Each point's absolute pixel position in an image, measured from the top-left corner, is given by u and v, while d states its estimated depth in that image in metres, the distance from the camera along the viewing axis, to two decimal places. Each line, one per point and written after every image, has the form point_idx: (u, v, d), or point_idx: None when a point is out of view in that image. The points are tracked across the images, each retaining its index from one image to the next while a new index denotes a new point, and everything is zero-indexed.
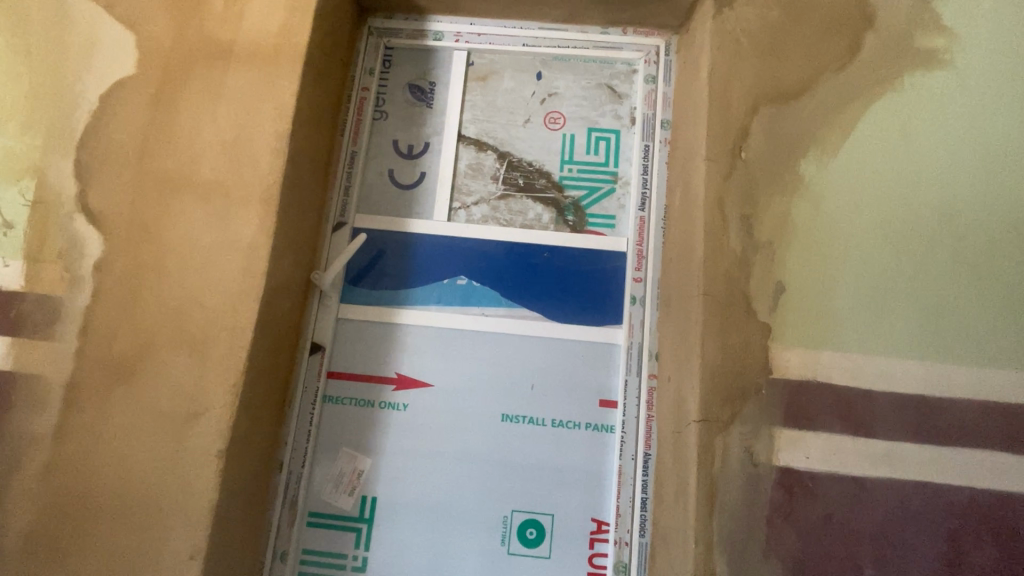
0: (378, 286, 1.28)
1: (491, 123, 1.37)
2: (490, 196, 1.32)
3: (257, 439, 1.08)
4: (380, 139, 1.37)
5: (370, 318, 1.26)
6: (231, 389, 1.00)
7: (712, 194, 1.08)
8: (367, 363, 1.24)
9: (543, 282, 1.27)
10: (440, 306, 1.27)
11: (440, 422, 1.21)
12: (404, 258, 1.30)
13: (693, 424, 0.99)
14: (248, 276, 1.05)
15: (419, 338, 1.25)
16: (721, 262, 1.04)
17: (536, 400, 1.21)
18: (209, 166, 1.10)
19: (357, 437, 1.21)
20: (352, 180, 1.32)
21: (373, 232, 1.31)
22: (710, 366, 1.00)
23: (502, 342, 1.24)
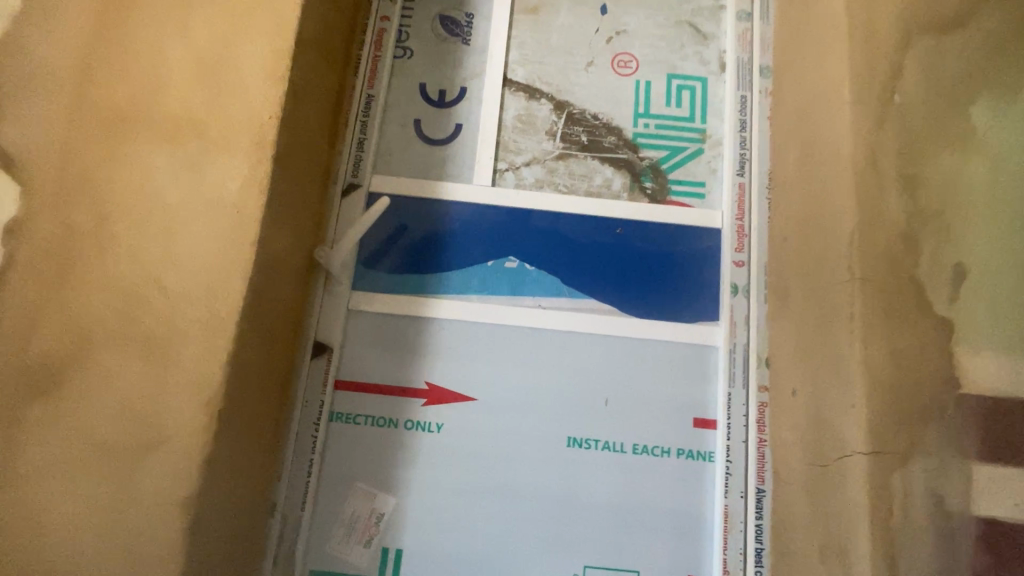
0: (401, 270, 0.99)
1: (543, 66, 1.08)
2: (546, 156, 1.04)
3: (242, 476, 0.77)
4: (404, 81, 1.07)
5: (391, 311, 0.96)
6: (204, 408, 0.69)
7: (865, 146, 0.80)
8: (389, 369, 0.94)
9: (617, 266, 0.99)
10: (483, 295, 0.98)
11: (486, 448, 0.92)
12: (436, 233, 1.00)
13: (855, 457, 0.72)
14: (230, 245, 0.74)
15: (456, 337, 0.96)
16: (884, 236, 0.77)
17: (611, 419, 0.93)
18: (174, 93, 0.78)
19: (375, 468, 0.90)
20: (368, 132, 1.03)
21: (395, 199, 1.01)
22: (878, 377, 0.72)
23: (566, 343, 0.96)
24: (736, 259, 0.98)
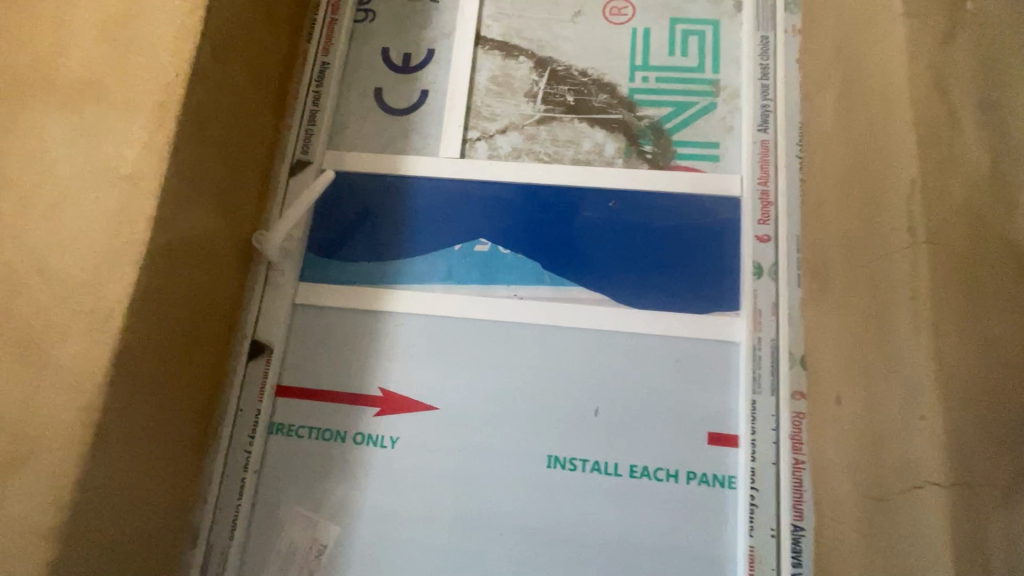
0: (354, 257, 0.85)
1: (523, 19, 0.93)
2: (526, 121, 0.88)
3: (144, 498, 0.66)
4: (364, 47, 0.95)
5: (341, 304, 0.83)
6: (80, 418, 0.58)
7: (931, 66, 0.59)
8: (338, 372, 0.81)
9: (609, 245, 0.81)
10: (448, 285, 0.82)
11: (449, 468, 0.76)
12: (396, 214, 0.86)
13: (929, 489, 0.51)
14: (123, 224, 0.62)
15: (415, 333, 0.81)
16: (958, 185, 0.56)
17: (602, 434, 0.75)
18: (70, 50, 0.67)
19: (318, 490, 0.77)
20: (321, 104, 0.90)
21: (348, 177, 0.88)
22: (958, 379, 0.52)
23: (547, 340, 0.79)
24: (759, 233, 0.79)
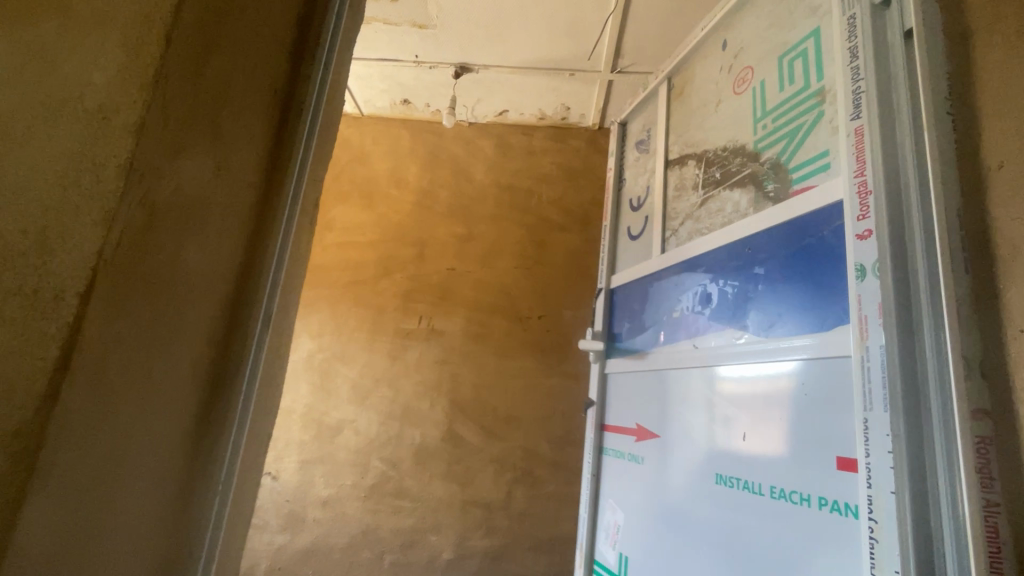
0: (634, 362, 1.83)
1: (688, 137, 1.77)
2: (693, 207, 1.65)
3: (123, 504, 0.58)
4: (621, 203, 2.23)
5: (620, 378, 1.94)
6: (26, 419, 0.45)
7: None
8: (619, 408, 1.91)
9: (732, 270, 1.41)
10: (670, 343, 1.63)
11: (663, 475, 1.54)
12: (653, 304, 1.78)
13: None
14: (84, 172, 0.50)
15: (642, 399, 1.75)
16: None
17: (750, 451, 1.22)
18: None
19: (624, 483, 1.76)
20: (607, 245, 2.20)
21: (640, 290, 1.89)
22: None
23: (713, 388, 1.38)
24: (858, 236, 1.00)
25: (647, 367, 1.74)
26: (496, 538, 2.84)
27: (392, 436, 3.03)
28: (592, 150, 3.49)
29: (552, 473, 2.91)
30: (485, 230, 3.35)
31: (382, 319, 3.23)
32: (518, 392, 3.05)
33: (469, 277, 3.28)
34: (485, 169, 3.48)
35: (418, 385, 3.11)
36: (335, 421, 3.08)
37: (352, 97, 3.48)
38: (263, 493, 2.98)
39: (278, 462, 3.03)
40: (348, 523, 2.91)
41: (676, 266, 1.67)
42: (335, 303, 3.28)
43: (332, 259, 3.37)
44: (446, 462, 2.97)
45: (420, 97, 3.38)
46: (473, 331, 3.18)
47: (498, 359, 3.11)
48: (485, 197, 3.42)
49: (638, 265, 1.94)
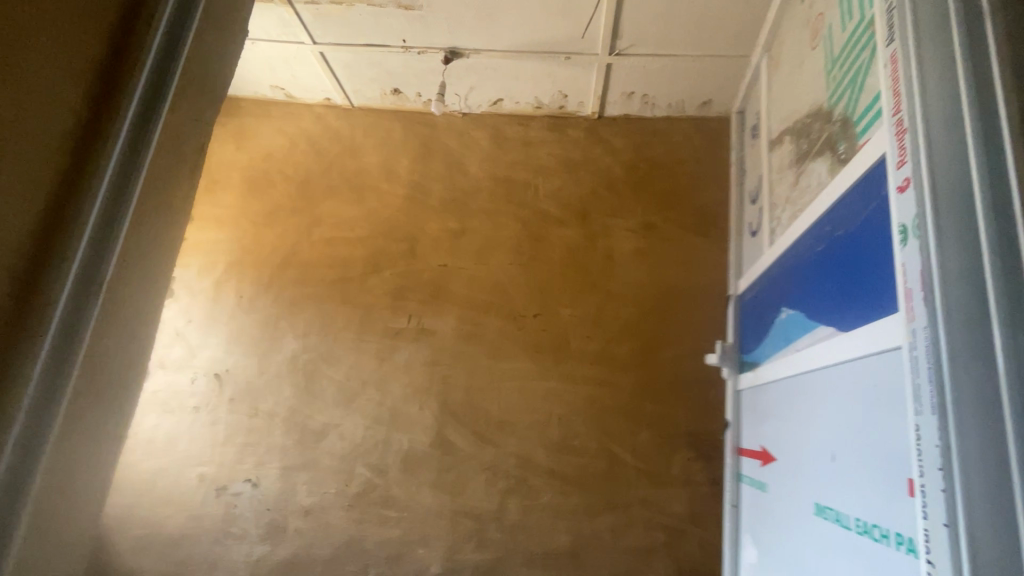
0: (766, 380, 1.88)
1: (789, 111, 1.96)
2: (788, 188, 1.87)
3: None
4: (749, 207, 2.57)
5: (754, 400, 2.01)
6: None
7: None
8: (750, 433, 2.05)
9: (827, 256, 1.48)
10: (780, 353, 1.77)
11: (779, 497, 1.69)
12: (772, 305, 1.91)
13: None
14: None
15: (772, 425, 1.80)
16: None
17: (835, 472, 1.32)
18: None
19: (755, 507, 1.91)
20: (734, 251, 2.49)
21: (766, 295, 1.97)
22: None
23: (809, 404, 1.51)
24: (898, 187, 1.01)
25: (776, 386, 1.79)
26: (488, 551, 2.65)
27: (379, 442, 2.86)
28: (592, 140, 3.29)
29: (549, 483, 2.71)
30: (479, 225, 3.18)
31: (371, 318, 3.08)
32: (513, 396, 2.86)
33: (462, 273, 3.11)
34: (479, 160, 3.32)
35: (407, 387, 2.94)
36: (320, 425, 2.92)
37: (340, 87, 3.36)
38: (244, 501, 2.83)
39: (260, 468, 2.87)
40: (331, 534, 2.74)
41: (792, 267, 1.74)
42: (321, 301, 3.14)
43: (320, 255, 3.23)
44: (435, 470, 2.79)
45: (410, 85, 3.25)
46: (465, 331, 3.00)
47: (492, 360, 2.93)
48: (479, 190, 3.26)
49: (766, 271, 2.00)
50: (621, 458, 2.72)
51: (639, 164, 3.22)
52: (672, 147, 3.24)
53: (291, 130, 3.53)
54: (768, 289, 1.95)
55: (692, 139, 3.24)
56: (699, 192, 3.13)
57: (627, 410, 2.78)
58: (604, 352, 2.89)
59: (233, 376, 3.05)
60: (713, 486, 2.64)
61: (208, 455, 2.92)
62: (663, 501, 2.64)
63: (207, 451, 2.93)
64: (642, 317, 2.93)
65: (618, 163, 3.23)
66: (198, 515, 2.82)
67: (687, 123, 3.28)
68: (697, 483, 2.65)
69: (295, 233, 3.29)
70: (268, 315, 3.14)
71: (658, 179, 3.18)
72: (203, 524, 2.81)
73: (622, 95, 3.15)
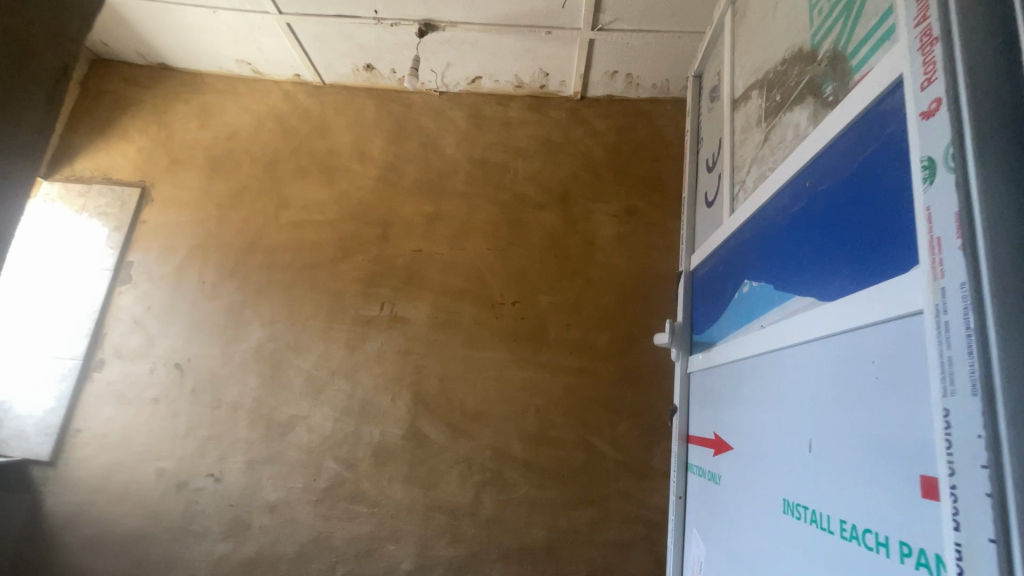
0: (722, 361, 1.65)
1: (753, 63, 1.75)
2: (756, 148, 1.61)
3: None
4: (699, 167, 2.24)
5: (708, 383, 1.79)
6: None
7: None
8: (703, 421, 1.81)
9: (813, 215, 1.22)
10: (739, 330, 1.55)
11: (736, 496, 1.45)
12: (731, 277, 1.67)
13: None
14: None
15: (729, 410, 1.57)
16: None
17: (815, 468, 1.09)
18: None
19: (709, 505, 1.67)
20: (685, 221, 2.22)
21: (725, 267, 1.73)
22: None
23: (780, 385, 1.27)
24: (923, 113, 0.78)
25: (735, 367, 1.56)
26: (462, 547, 2.55)
27: (348, 434, 2.73)
28: (574, 121, 3.17)
29: (524, 475, 2.61)
30: (454, 208, 3.05)
31: (341, 305, 2.94)
32: (489, 386, 2.75)
33: (437, 259, 2.98)
34: (456, 141, 3.18)
35: (378, 378, 2.81)
36: (286, 417, 2.78)
37: (309, 62, 3.19)
38: (205, 496, 2.68)
39: (223, 462, 2.73)
40: (298, 531, 2.62)
41: (761, 233, 1.49)
42: (288, 287, 2.99)
43: (288, 239, 3.08)
44: (407, 463, 2.67)
45: (383, 60, 3.09)
46: (440, 319, 2.87)
47: (467, 349, 2.82)
48: (456, 172, 3.12)
49: (723, 242, 1.76)
50: (599, 450, 2.63)
51: (621, 147, 3.10)
52: (655, 129, 3.13)
53: (257, 107, 3.34)
54: (729, 260, 1.70)
55: (676, 121, 3.13)
56: (683, 176, 3.03)
57: (606, 401, 2.69)
58: (583, 340, 2.78)
59: (195, 366, 2.89)
60: None
61: (167, 449, 2.76)
62: (643, 494, 2.56)
63: (166, 444, 2.77)
64: (623, 307, 2.82)
65: (600, 145, 3.11)
66: (156, 513, 2.67)
67: (671, 105, 3.16)
68: None
69: (262, 216, 3.13)
70: (232, 302, 2.99)
71: (641, 162, 3.06)
72: (162, 522, 2.66)
73: (604, 73, 3.02)
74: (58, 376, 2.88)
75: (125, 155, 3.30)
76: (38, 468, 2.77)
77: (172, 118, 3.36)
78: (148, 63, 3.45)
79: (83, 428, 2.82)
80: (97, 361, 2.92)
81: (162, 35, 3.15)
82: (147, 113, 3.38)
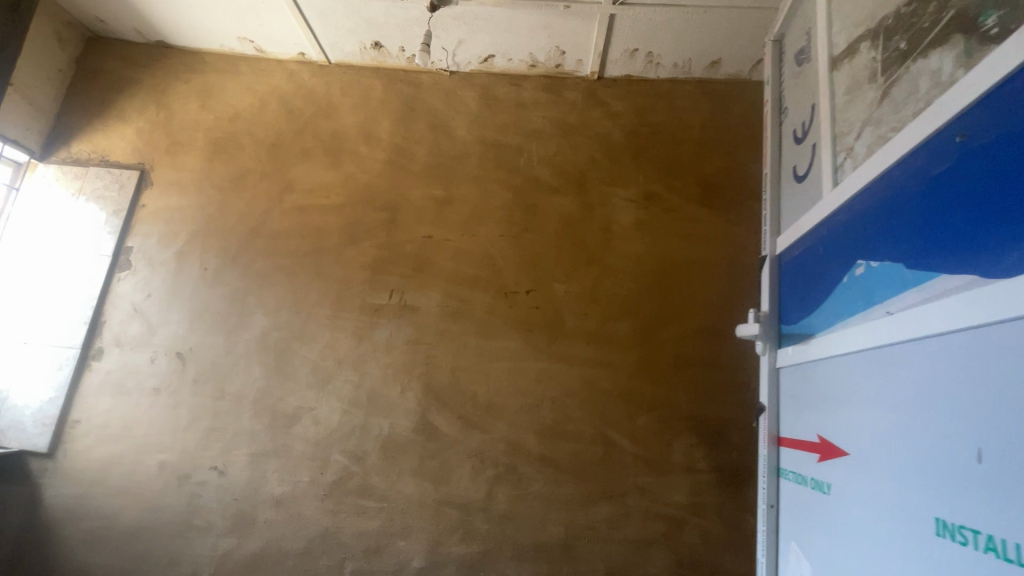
0: (827, 355, 1.47)
1: (859, 16, 1.59)
2: (872, 106, 1.46)
3: None
4: (783, 140, 2.07)
5: (805, 380, 1.61)
6: None
7: None
8: (799, 422, 1.63)
9: (974, 174, 1.06)
10: (851, 318, 1.38)
11: (854, 506, 1.29)
12: (836, 258, 1.50)
13: None
14: None
15: (840, 409, 1.40)
16: None
17: (980, 478, 0.93)
18: None
19: (812, 514, 1.50)
20: (767, 201, 2.03)
21: (829, 249, 1.55)
22: None
23: (918, 381, 1.11)
24: None
25: (846, 362, 1.38)
26: (474, 544, 2.45)
27: (356, 427, 2.63)
28: (591, 103, 3.03)
29: (540, 470, 2.52)
30: (467, 193, 2.93)
31: (349, 293, 2.82)
32: (502, 378, 2.65)
33: (448, 246, 2.86)
34: (467, 123, 3.05)
35: (388, 368, 2.70)
36: (292, 408, 2.68)
37: (315, 41, 3.06)
38: (208, 490, 2.59)
39: (226, 455, 2.63)
40: (304, 526, 2.52)
41: (886, 207, 1.31)
42: (294, 274, 2.88)
43: (293, 225, 2.96)
44: (417, 457, 2.58)
45: (393, 37, 2.96)
46: (452, 308, 2.76)
47: (480, 339, 2.71)
48: (467, 155, 2.99)
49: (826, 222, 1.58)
50: (618, 444, 2.53)
51: (640, 130, 2.97)
52: (675, 111, 2.99)
53: (261, 87, 3.21)
54: (836, 241, 1.52)
55: (697, 103, 3.00)
56: (704, 161, 2.90)
57: (625, 393, 2.59)
58: (600, 331, 2.67)
59: (197, 355, 2.79)
60: (715, 474, 2.47)
61: (169, 441, 2.67)
62: (663, 491, 2.46)
63: (168, 436, 2.68)
64: (641, 295, 2.72)
65: (618, 128, 2.98)
66: (158, 507, 2.58)
67: (693, 86, 3.03)
68: (699, 471, 2.48)
69: (265, 201, 3.01)
70: (236, 289, 2.88)
71: (661, 146, 2.94)
72: (163, 516, 2.57)
73: (624, 52, 2.89)
74: (56, 365, 2.78)
75: (123, 137, 3.18)
76: (36, 460, 2.68)
77: (172, 98, 3.24)
78: (147, 41, 3.32)
79: (82, 419, 2.72)
80: (96, 350, 2.82)
81: (162, 11, 3.03)
82: (145, 93, 3.25)
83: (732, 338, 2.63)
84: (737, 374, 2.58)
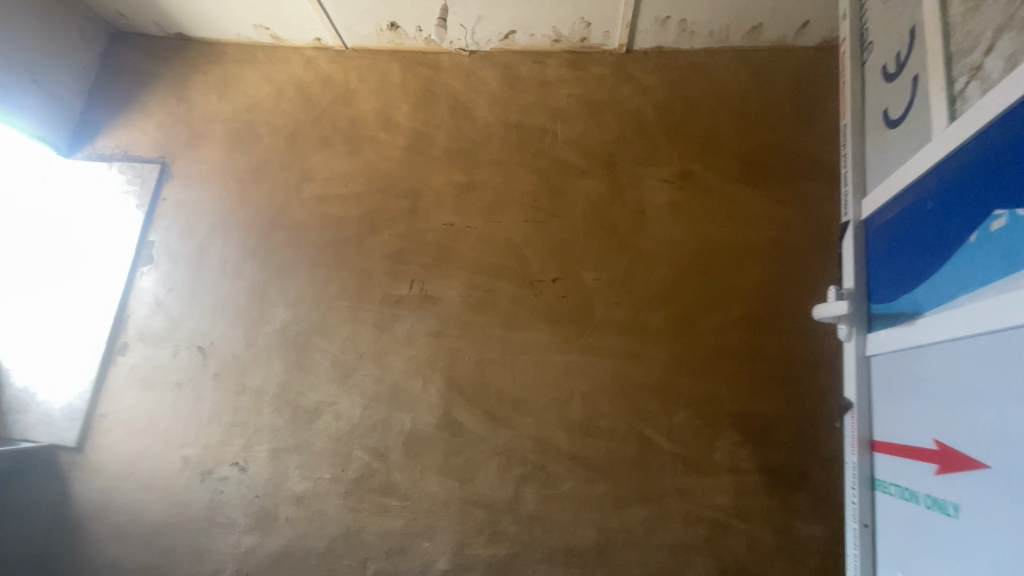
0: (953, 339, 1.19)
1: None
2: (1008, 9, 1.19)
3: None
4: (866, 80, 1.78)
5: (912, 371, 1.35)
6: None
7: None
8: (907, 425, 1.35)
9: None
10: (989, 287, 1.11)
11: (1004, 533, 1.01)
12: (958, 215, 1.24)
13: None
14: None
15: (974, 406, 1.12)
16: None
17: None
18: None
19: (927, 540, 1.23)
20: (845, 154, 1.76)
21: (947, 208, 1.28)
22: None
23: None
24: None
25: (981, 346, 1.11)
26: (502, 546, 2.32)
27: (378, 423, 2.54)
28: (620, 78, 2.84)
29: (571, 469, 2.36)
30: (489, 177, 2.78)
31: (369, 284, 2.72)
32: (529, 371, 2.50)
33: (471, 233, 2.73)
34: (488, 105, 2.90)
35: (409, 362, 2.59)
36: (313, 404, 2.61)
37: (330, 25, 2.96)
38: (231, 486, 2.54)
39: (248, 450, 2.58)
40: (326, 524, 2.45)
41: None
42: (314, 265, 2.80)
43: (312, 215, 2.88)
44: (441, 454, 2.46)
45: (410, 15, 2.83)
46: (475, 298, 2.63)
47: (505, 329, 2.57)
48: (489, 137, 2.85)
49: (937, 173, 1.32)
50: (654, 441, 2.35)
51: (674, 104, 2.77)
52: (712, 83, 2.77)
53: (278, 76, 3.14)
54: (956, 197, 1.25)
55: (737, 73, 2.77)
56: (746, 135, 2.67)
57: (661, 387, 2.41)
58: (634, 321, 2.50)
59: (219, 349, 2.74)
60: (762, 475, 2.27)
61: (192, 436, 2.63)
62: (705, 492, 2.27)
63: (191, 431, 2.64)
64: (679, 280, 2.52)
65: (649, 103, 2.78)
66: (182, 502, 2.55)
67: (732, 55, 2.80)
68: (744, 471, 2.28)
69: (284, 191, 2.94)
70: (256, 282, 2.82)
71: (697, 121, 2.72)
72: (187, 512, 2.54)
73: (655, 20, 2.69)
74: (84, 360, 2.78)
75: (144, 131, 3.15)
76: (64, 454, 2.68)
77: (191, 90, 3.19)
78: (166, 34, 3.29)
79: (108, 414, 2.72)
80: (120, 344, 2.81)
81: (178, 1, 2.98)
82: (165, 86, 3.22)
83: (781, 326, 2.41)
84: (786, 366, 2.37)
